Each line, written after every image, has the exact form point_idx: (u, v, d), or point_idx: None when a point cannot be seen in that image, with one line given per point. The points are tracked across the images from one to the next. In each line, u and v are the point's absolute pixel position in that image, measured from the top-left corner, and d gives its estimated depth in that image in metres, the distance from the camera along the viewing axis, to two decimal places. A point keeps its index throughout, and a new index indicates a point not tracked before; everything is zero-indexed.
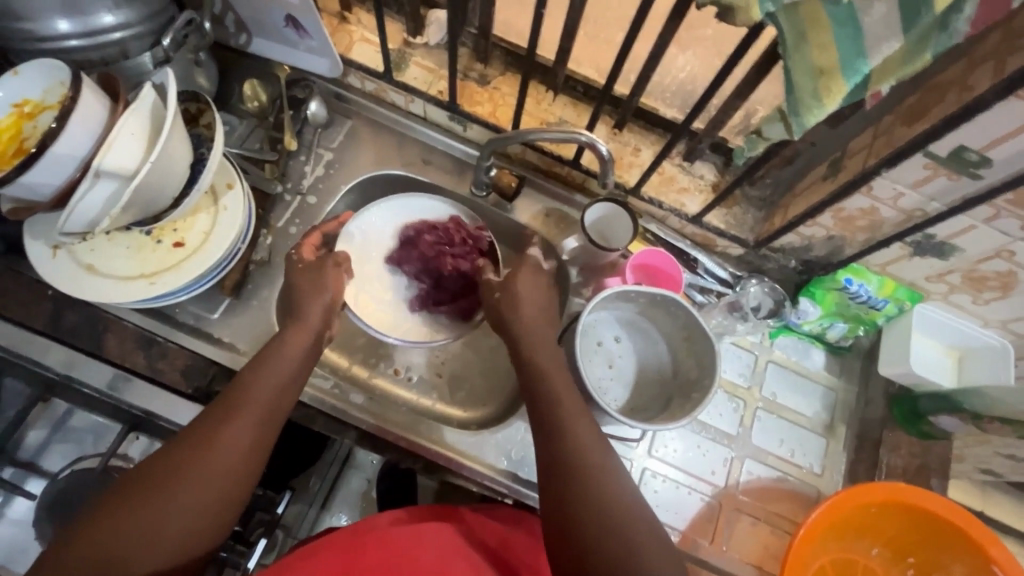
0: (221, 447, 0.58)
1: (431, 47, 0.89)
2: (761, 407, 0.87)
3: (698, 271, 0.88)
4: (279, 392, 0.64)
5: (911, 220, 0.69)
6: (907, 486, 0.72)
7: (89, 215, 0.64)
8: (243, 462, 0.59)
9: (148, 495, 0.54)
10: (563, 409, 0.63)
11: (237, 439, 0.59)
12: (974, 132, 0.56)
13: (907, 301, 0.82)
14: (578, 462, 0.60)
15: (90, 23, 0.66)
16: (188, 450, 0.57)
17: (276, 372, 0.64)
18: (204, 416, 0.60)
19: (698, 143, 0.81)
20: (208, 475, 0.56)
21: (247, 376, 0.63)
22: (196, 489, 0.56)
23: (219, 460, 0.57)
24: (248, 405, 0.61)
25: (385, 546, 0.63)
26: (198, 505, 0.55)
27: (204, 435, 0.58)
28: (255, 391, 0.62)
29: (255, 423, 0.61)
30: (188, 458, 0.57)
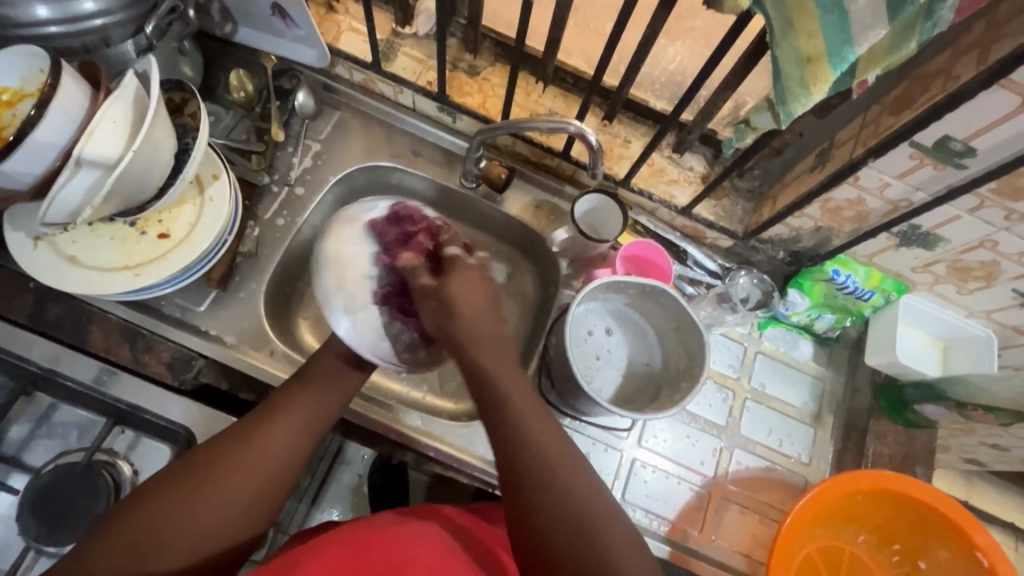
0: (261, 450, 0.60)
1: (420, 37, 0.88)
2: (750, 398, 0.88)
3: (688, 263, 0.88)
4: (320, 406, 0.66)
5: (897, 210, 0.70)
6: (894, 474, 0.72)
7: (71, 205, 0.63)
8: (278, 466, 0.61)
9: (185, 486, 0.56)
10: (520, 412, 0.59)
11: (277, 445, 0.61)
12: (959, 122, 0.56)
13: (893, 292, 0.82)
14: (536, 462, 0.57)
15: (70, 10, 0.64)
16: (228, 447, 0.60)
17: (320, 387, 0.67)
18: (248, 418, 0.63)
19: (687, 135, 0.81)
20: (245, 472, 0.59)
21: (293, 388, 0.67)
22: (230, 486, 0.58)
23: (258, 461, 0.60)
24: (290, 412, 0.64)
25: (380, 540, 0.62)
26: (229, 503, 0.57)
27: (246, 436, 0.61)
28: (298, 403, 0.65)
29: (296, 431, 0.64)
30: (226, 455, 0.59)
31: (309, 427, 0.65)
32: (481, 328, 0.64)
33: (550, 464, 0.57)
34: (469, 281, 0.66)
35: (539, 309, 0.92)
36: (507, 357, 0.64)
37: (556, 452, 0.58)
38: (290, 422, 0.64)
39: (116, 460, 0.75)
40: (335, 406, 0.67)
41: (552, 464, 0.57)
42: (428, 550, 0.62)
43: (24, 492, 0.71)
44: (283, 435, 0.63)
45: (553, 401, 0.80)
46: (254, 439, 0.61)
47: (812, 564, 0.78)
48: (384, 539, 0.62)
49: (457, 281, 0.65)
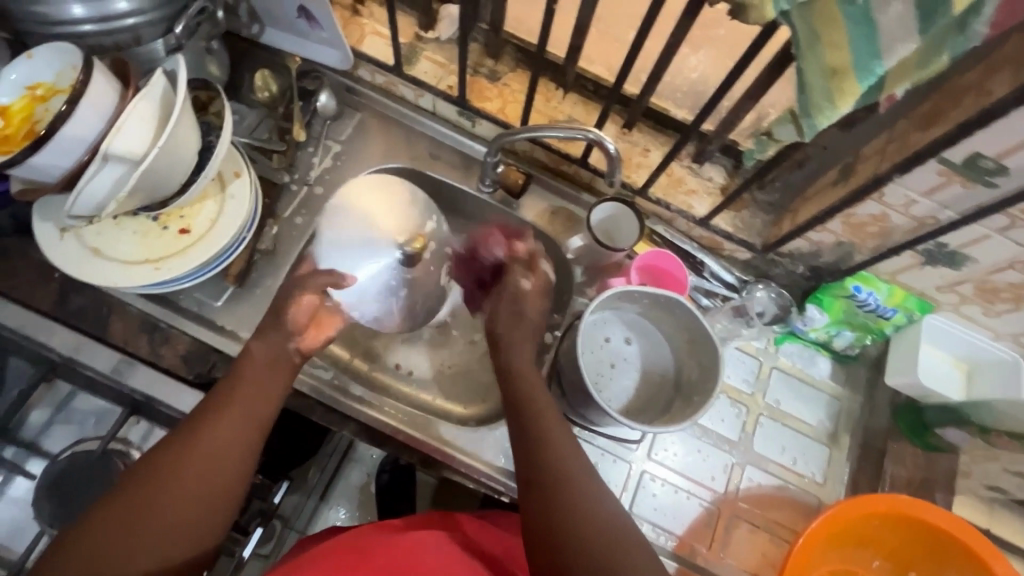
0: (206, 442, 0.59)
1: (442, 42, 0.88)
2: (764, 414, 0.86)
3: (704, 274, 0.87)
4: (260, 395, 0.65)
5: (923, 227, 0.68)
6: (910, 498, 0.70)
7: (97, 198, 0.65)
8: (230, 464, 0.59)
9: (131, 501, 0.54)
10: (548, 424, 0.65)
11: (222, 435, 0.60)
12: (989, 139, 0.55)
13: (916, 311, 0.80)
14: (554, 468, 0.61)
15: (105, 10, 0.67)
16: (179, 442, 0.58)
17: (258, 381, 0.65)
18: (187, 422, 0.61)
19: (708, 145, 0.80)
20: (197, 465, 0.57)
21: (227, 386, 0.64)
22: (179, 492, 0.56)
23: (204, 461, 0.58)
24: (237, 407, 0.62)
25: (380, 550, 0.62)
26: (182, 509, 0.55)
27: (187, 440, 0.59)
28: (242, 395, 0.63)
29: (240, 428, 0.61)
30: (171, 462, 0.57)
31: (252, 423, 0.62)
32: (524, 369, 0.72)
33: (563, 471, 0.61)
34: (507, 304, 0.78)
35: (552, 315, 0.92)
36: (536, 378, 0.72)
37: (558, 450, 0.63)
38: (230, 420, 0.61)
39: (130, 449, 0.76)
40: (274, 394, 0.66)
41: (564, 468, 0.61)
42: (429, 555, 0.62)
43: (42, 476, 0.73)
44: (227, 432, 0.60)
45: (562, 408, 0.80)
46: (196, 433, 0.59)
47: None
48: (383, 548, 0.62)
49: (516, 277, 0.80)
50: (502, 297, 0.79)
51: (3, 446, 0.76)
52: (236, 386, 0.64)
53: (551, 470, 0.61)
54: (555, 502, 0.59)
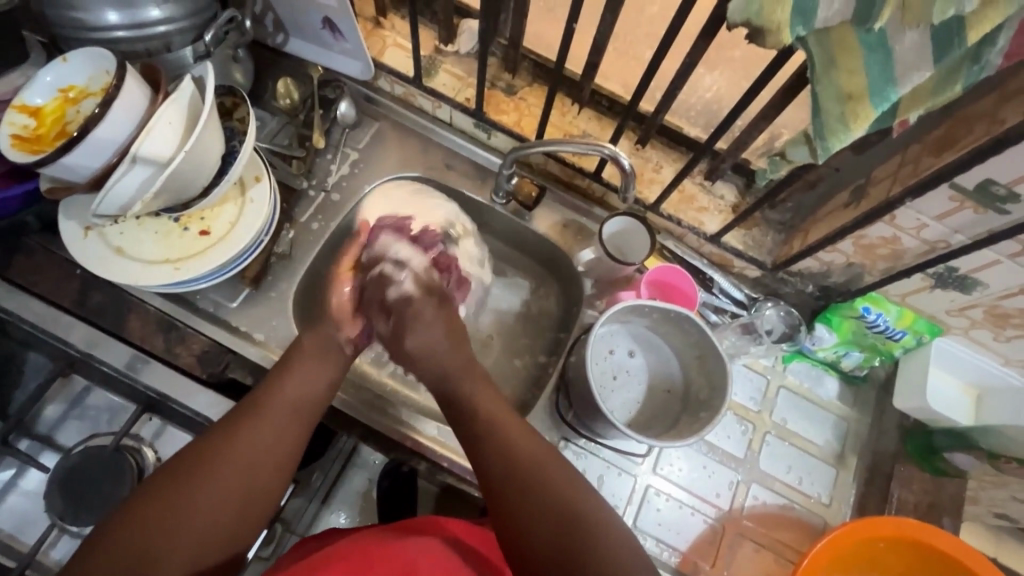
0: (251, 441, 0.60)
1: (462, 55, 0.90)
2: (771, 432, 0.86)
3: (714, 291, 0.87)
4: (307, 397, 0.66)
5: (934, 251, 0.69)
6: (917, 522, 0.70)
7: (123, 198, 0.66)
8: (272, 464, 0.60)
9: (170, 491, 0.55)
10: (507, 432, 0.62)
11: (267, 434, 0.61)
12: (1002, 167, 0.55)
13: (925, 334, 0.80)
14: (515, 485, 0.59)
15: (138, 16, 0.69)
16: (225, 440, 0.59)
17: (302, 375, 0.66)
18: (232, 414, 0.62)
19: (721, 163, 0.81)
20: (241, 464, 0.58)
21: (280, 374, 0.66)
22: (219, 482, 0.57)
23: (248, 459, 0.59)
24: (279, 409, 0.63)
25: (382, 556, 0.62)
26: (223, 499, 0.56)
27: (229, 432, 0.60)
28: (287, 395, 0.64)
29: (281, 422, 0.62)
30: (212, 454, 0.58)
31: (295, 417, 0.63)
32: (454, 364, 0.69)
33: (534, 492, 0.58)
34: (433, 318, 0.71)
35: (561, 325, 0.93)
36: (491, 391, 0.67)
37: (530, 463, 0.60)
38: (273, 414, 0.62)
39: (142, 446, 0.77)
40: (320, 389, 0.67)
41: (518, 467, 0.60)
42: (427, 561, 0.63)
43: (54, 470, 0.74)
44: (267, 425, 0.61)
45: (569, 420, 0.80)
46: (241, 432, 0.60)
47: None
48: (384, 555, 0.62)
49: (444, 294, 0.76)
50: (410, 326, 0.70)
51: (19, 439, 0.78)
52: (280, 381, 0.65)
53: (524, 478, 0.59)
54: (528, 518, 0.57)
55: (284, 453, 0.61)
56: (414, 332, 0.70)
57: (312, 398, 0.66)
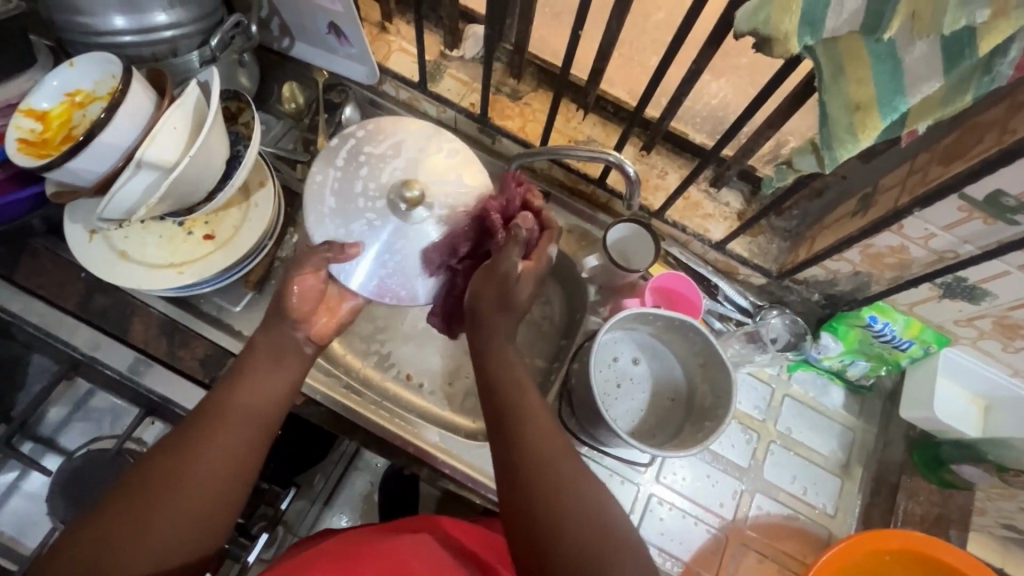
0: (206, 451, 0.57)
1: (467, 60, 0.90)
2: (776, 441, 0.85)
3: (718, 298, 0.87)
4: (264, 402, 0.62)
5: (942, 261, 0.68)
6: (926, 536, 0.69)
7: (128, 202, 0.66)
8: (231, 474, 0.57)
9: (120, 519, 0.52)
10: (525, 400, 0.61)
11: (223, 443, 0.58)
12: (1012, 177, 0.55)
13: (933, 344, 0.80)
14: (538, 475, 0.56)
15: (144, 21, 0.69)
16: (178, 452, 0.56)
17: (256, 383, 0.63)
18: (181, 430, 0.58)
19: (726, 170, 0.80)
20: (197, 476, 0.55)
21: (236, 378, 0.63)
22: (174, 505, 0.53)
23: (204, 470, 0.56)
24: (235, 416, 0.60)
25: (375, 552, 0.62)
26: (181, 522, 0.53)
27: (181, 450, 0.56)
28: (243, 400, 0.61)
29: (239, 433, 0.59)
30: (162, 475, 0.54)
31: (257, 426, 0.61)
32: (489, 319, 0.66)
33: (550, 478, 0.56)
34: (490, 281, 0.66)
35: (565, 331, 0.92)
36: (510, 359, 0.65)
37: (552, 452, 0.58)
38: (228, 426, 0.59)
39: (144, 448, 0.78)
40: (276, 397, 0.64)
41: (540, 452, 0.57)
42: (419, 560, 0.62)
43: (58, 473, 0.75)
44: (224, 439, 0.58)
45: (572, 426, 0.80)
46: (195, 442, 0.57)
47: None
48: (376, 552, 0.62)
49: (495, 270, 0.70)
50: (483, 276, 0.66)
51: (22, 441, 0.78)
52: (239, 388, 0.62)
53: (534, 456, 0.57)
54: (534, 492, 0.55)
55: (244, 465, 0.58)
56: (489, 287, 0.65)
57: (270, 405, 0.63)
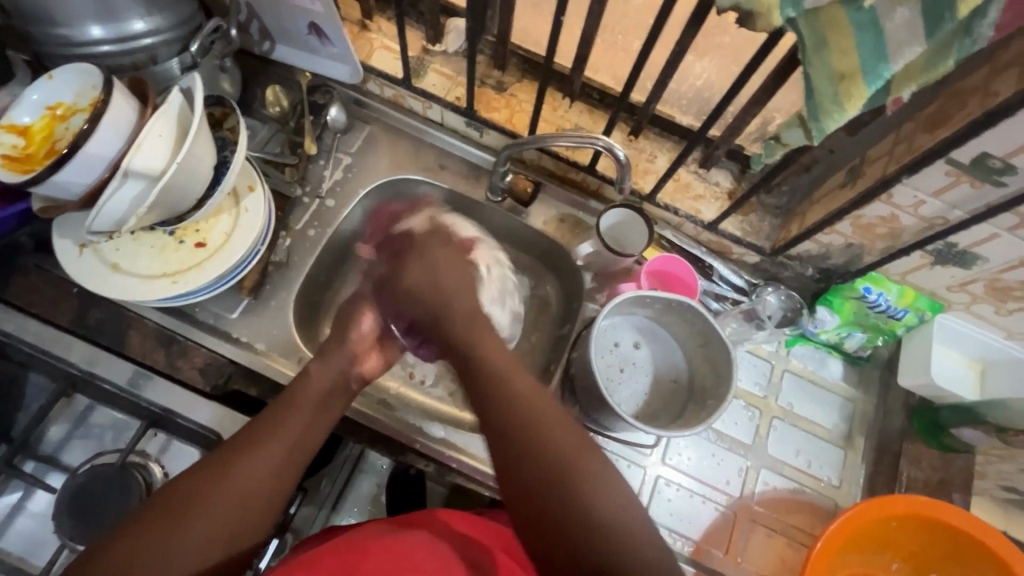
0: (243, 473, 0.56)
1: (450, 54, 0.90)
2: (779, 417, 0.86)
3: (714, 278, 0.88)
4: (307, 423, 0.62)
5: (933, 228, 0.68)
6: (930, 499, 0.69)
7: (116, 215, 0.66)
8: (263, 499, 0.56)
9: (158, 528, 0.52)
10: (534, 409, 0.56)
11: (263, 468, 0.57)
12: (996, 140, 0.55)
13: (927, 311, 0.81)
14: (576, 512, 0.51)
15: (122, 30, 0.69)
16: (222, 469, 0.56)
17: (303, 407, 0.62)
18: (228, 443, 0.59)
19: (715, 150, 0.81)
20: (234, 500, 0.55)
21: (279, 404, 0.62)
22: (210, 521, 0.53)
23: (240, 492, 0.55)
24: (274, 441, 0.59)
25: (376, 546, 0.63)
26: (206, 549, 0.53)
27: (224, 467, 0.56)
28: (282, 424, 0.60)
29: (282, 457, 0.58)
30: (205, 489, 0.55)
31: (290, 454, 0.59)
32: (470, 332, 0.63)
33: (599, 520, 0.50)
34: (440, 248, 0.70)
35: (562, 321, 0.92)
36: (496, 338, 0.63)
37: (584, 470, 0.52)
38: (269, 450, 0.58)
39: (149, 462, 0.76)
40: (318, 425, 0.63)
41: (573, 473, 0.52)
42: (423, 552, 0.64)
43: (62, 491, 0.73)
44: (266, 459, 0.58)
45: (576, 414, 0.80)
46: (236, 462, 0.56)
47: None
48: (379, 546, 0.64)
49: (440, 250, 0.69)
50: (426, 246, 0.70)
51: (24, 461, 0.77)
52: (275, 415, 0.61)
53: (557, 474, 0.52)
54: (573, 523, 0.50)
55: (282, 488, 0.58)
56: (435, 249, 0.70)
57: (314, 431, 0.62)
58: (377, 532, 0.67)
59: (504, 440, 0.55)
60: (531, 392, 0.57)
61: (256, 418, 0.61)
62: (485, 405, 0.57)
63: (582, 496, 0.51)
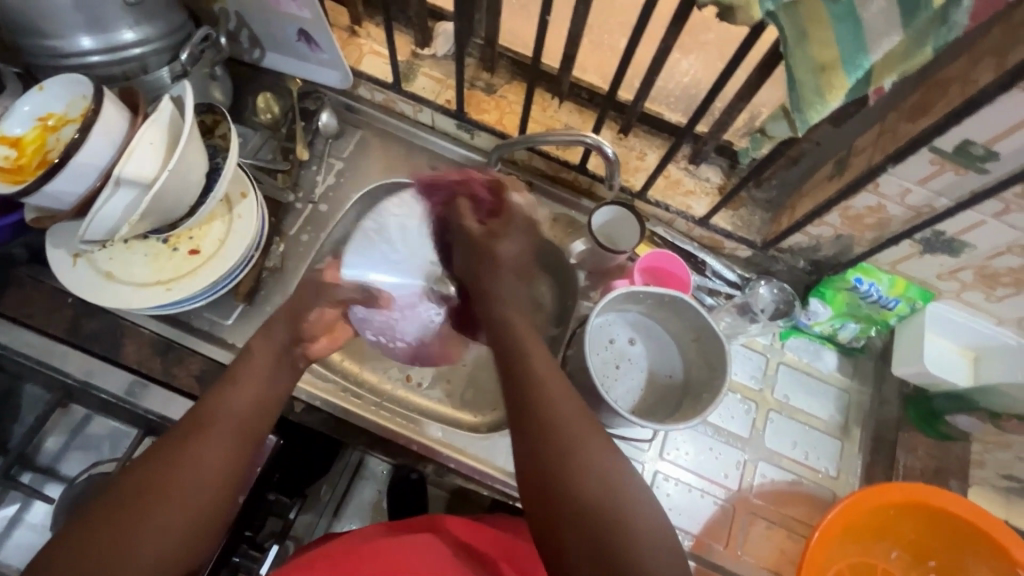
0: (192, 456, 0.56)
1: (439, 58, 0.91)
2: (775, 410, 0.86)
3: (707, 273, 0.88)
4: (257, 400, 0.62)
5: (920, 216, 0.69)
6: (927, 486, 0.69)
7: (109, 222, 0.66)
8: (216, 480, 0.56)
9: (114, 518, 0.51)
10: (550, 388, 0.59)
11: (212, 449, 0.57)
12: (978, 127, 0.56)
13: (919, 300, 0.81)
14: (582, 482, 0.53)
15: (112, 40, 0.70)
16: (170, 454, 0.56)
17: (248, 388, 0.62)
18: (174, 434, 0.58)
19: (704, 146, 0.82)
20: (190, 483, 0.54)
21: (225, 382, 0.62)
22: (167, 506, 0.53)
23: (193, 475, 0.55)
24: (220, 421, 0.59)
25: (371, 552, 0.64)
26: (165, 533, 0.52)
27: (171, 450, 0.56)
28: (227, 402, 0.60)
29: (232, 440, 0.58)
30: (157, 476, 0.54)
31: (238, 434, 0.59)
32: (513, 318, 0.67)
33: (592, 488, 0.52)
34: (516, 234, 0.75)
35: (557, 321, 0.93)
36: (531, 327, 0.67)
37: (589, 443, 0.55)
38: (218, 430, 0.58)
39: None
40: (268, 405, 0.63)
41: (578, 441, 0.55)
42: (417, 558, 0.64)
43: (61, 499, 0.75)
44: (223, 428, 0.59)
45: None
46: (185, 447, 0.56)
47: None
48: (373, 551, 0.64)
49: (512, 231, 0.74)
50: (502, 228, 0.74)
51: (21, 473, 0.77)
52: (222, 394, 0.61)
53: (563, 445, 0.54)
54: (572, 494, 0.52)
55: (238, 470, 0.58)
56: (509, 236, 0.74)
57: (261, 410, 0.62)
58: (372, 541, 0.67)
59: (526, 414, 0.57)
60: (551, 373, 0.60)
61: (200, 400, 0.61)
62: (519, 405, 0.58)
63: (579, 464, 0.53)
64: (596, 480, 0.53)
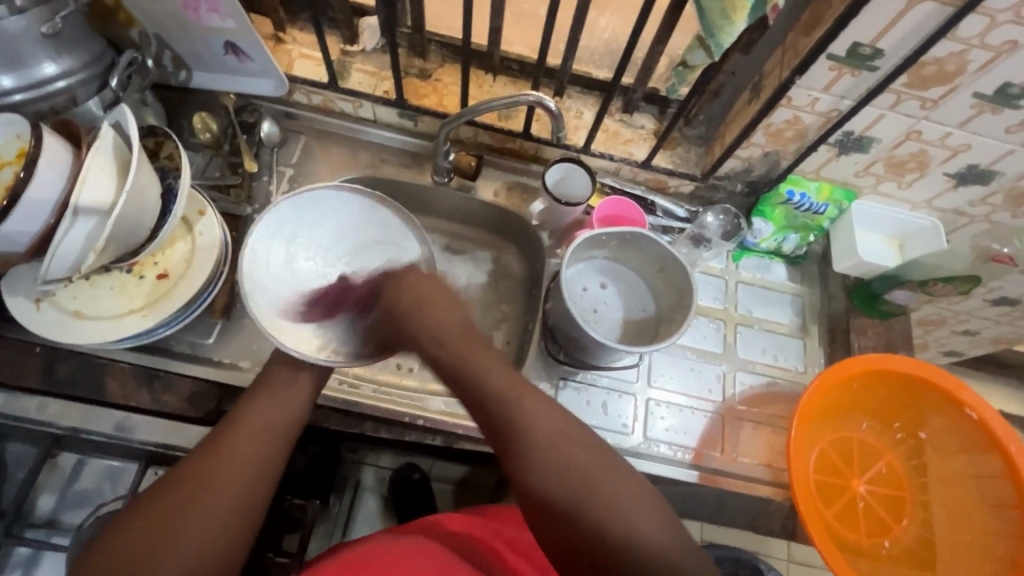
0: (229, 455, 0.59)
1: (369, 52, 0.93)
2: (741, 323, 0.94)
3: (658, 213, 0.94)
4: (288, 406, 0.65)
5: (830, 121, 0.77)
6: (881, 354, 0.78)
7: (72, 256, 0.66)
8: (248, 478, 0.59)
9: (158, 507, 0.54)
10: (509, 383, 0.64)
11: (248, 450, 0.60)
12: (863, 27, 0.65)
13: (844, 201, 0.90)
14: (551, 459, 0.59)
15: (33, 75, 0.68)
16: (209, 452, 0.59)
17: (274, 403, 0.64)
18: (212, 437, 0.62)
19: (633, 94, 0.88)
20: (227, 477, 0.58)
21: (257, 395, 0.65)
22: (206, 497, 0.56)
23: (229, 470, 0.58)
24: (250, 425, 0.62)
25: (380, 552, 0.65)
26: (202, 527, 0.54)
27: (213, 450, 0.59)
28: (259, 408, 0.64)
29: (262, 441, 0.61)
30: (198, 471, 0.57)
31: (269, 440, 0.62)
32: (462, 350, 0.66)
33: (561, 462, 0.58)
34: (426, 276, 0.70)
35: (528, 284, 0.97)
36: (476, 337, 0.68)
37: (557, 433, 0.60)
38: (248, 437, 0.61)
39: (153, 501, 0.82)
40: (299, 414, 0.65)
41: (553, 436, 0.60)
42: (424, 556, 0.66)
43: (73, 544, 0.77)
44: (254, 437, 0.61)
45: (563, 359, 0.85)
46: (222, 446, 0.60)
47: (825, 460, 0.84)
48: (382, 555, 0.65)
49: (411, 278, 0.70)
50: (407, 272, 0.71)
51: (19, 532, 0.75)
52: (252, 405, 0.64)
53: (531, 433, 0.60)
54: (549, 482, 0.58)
55: (266, 476, 0.60)
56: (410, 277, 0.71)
57: (289, 424, 0.64)
58: (385, 541, 0.68)
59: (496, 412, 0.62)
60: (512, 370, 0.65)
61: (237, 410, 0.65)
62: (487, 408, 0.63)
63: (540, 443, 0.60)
64: (558, 464, 0.58)
